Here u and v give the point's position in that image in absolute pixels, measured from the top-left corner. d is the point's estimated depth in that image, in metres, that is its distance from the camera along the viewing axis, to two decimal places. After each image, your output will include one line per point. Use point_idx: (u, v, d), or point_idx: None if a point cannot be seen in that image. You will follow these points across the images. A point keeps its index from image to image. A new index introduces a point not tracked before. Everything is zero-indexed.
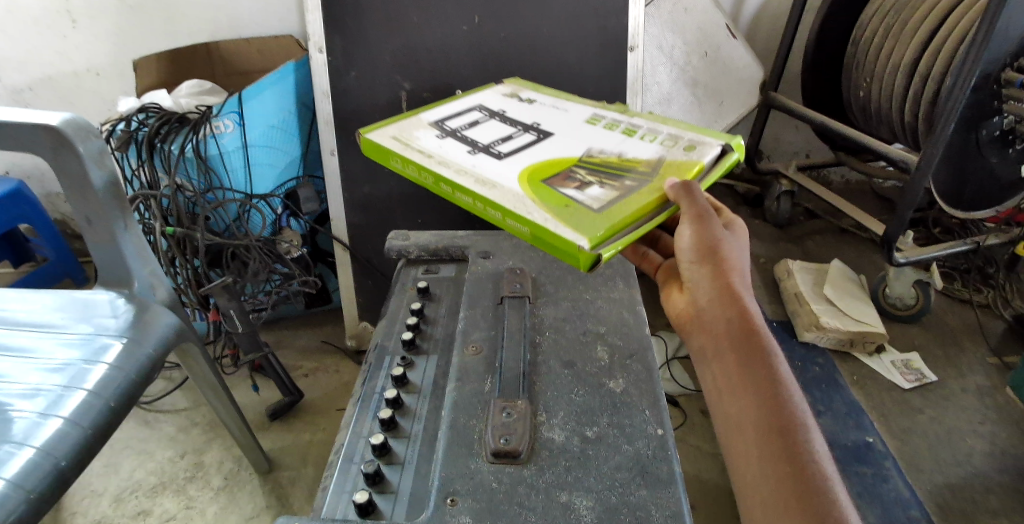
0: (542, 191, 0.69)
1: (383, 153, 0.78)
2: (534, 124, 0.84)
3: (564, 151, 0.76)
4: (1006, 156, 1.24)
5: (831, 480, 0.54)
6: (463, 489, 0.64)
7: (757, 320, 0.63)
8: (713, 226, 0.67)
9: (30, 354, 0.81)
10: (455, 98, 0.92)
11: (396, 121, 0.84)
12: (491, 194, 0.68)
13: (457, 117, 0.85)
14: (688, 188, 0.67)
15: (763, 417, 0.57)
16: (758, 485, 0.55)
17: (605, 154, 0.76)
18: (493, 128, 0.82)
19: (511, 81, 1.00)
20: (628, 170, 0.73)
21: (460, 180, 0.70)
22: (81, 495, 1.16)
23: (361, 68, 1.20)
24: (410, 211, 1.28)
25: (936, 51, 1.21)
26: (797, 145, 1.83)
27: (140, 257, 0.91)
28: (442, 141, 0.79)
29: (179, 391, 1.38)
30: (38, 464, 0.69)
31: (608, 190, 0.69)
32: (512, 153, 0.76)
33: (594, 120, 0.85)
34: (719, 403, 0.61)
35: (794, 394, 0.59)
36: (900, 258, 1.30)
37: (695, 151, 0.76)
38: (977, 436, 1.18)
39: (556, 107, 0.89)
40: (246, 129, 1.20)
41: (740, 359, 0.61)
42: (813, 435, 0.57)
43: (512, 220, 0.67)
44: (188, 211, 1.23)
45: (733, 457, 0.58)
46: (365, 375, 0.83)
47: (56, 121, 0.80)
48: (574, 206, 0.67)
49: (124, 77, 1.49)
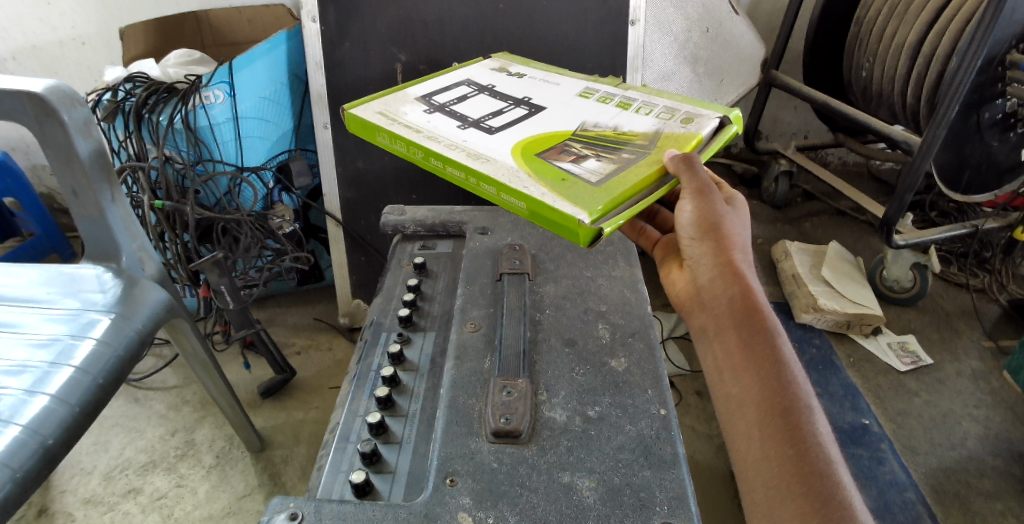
0: (537, 163, 0.67)
1: (368, 128, 0.75)
2: (525, 98, 0.81)
3: (558, 125, 0.74)
4: (1006, 140, 1.23)
5: (833, 460, 0.53)
6: (463, 469, 0.63)
7: (760, 299, 0.62)
8: (713, 202, 0.66)
9: (16, 329, 0.78)
10: (443, 72, 0.89)
11: (381, 95, 0.81)
12: (485, 168, 0.66)
13: (445, 92, 0.83)
14: (689, 161, 0.65)
15: (765, 398, 0.56)
16: (758, 467, 0.54)
17: (600, 127, 0.74)
18: (484, 102, 0.80)
19: (501, 55, 0.97)
20: (625, 143, 0.71)
21: (451, 155, 0.68)
22: (70, 473, 1.14)
23: (354, 39, 1.16)
24: (404, 187, 1.26)
25: (941, 31, 1.19)
26: (795, 125, 1.81)
27: (128, 230, 0.88)
28: (431, 116, 0.76)
29: (169, 369, 1.36)
30: (25, 443, 0.67)
31: (606, 163, 0.68)
32: (503, 127, 0.73)
33: (587, 94, 0.83)
34: (721, 381, 0.60)
35: (797, 374, 0.57)
36: (899, 240, 1.29)
37: (692, 123, 0.74)
38: (972, 419, 1.18)
39: (547, 82, 0.87)
40: (236, 100, 1.17)
41: (741, 338, 0.59)
42: (816, 416, 0.55)
43: (507, 194, 0.65)
44: (177, 184, 1.20)
45: (734, 437, 0.57)
46: (361, 353, 0.82)
47: (40, 87, 0.77)
48: (570, 180, 0.65)
49: (110, 46, 1.45)
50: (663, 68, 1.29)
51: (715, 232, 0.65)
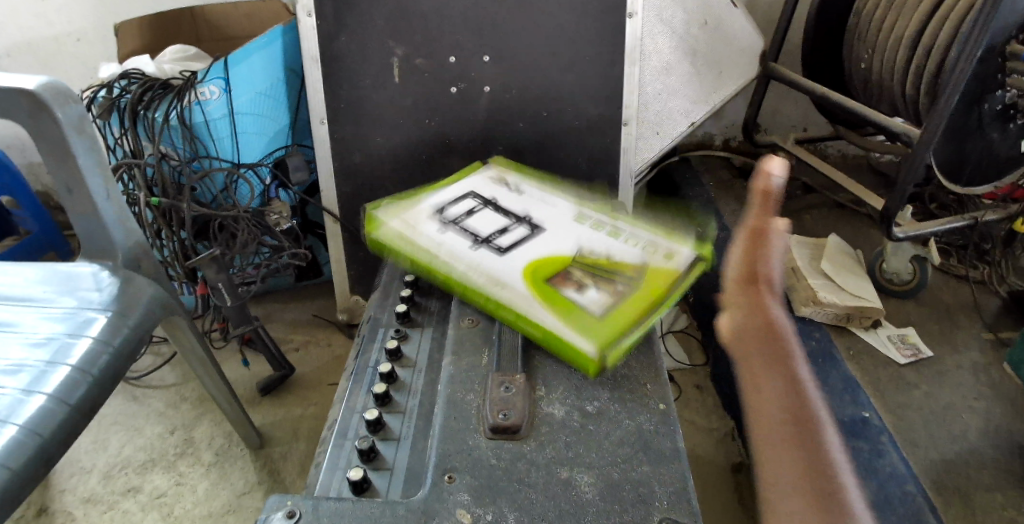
0: (546, 290, 0.76)
1: (391, 247, 0.88)
2: (524, 214, 0.91)
3: (557, 246, 0.83)
4: (1007, 132, 1.23)
5: (841, 474, 0.47)
6: (461, 465, 0.63)
7: (785, 331, 0.56)
8: (772, 243, 0.59)
9: (13, 328, 0.78)
10: (449, 181, 0.99)
11: (399, 207, 0.92)
12: (502, 296, 0.76)
13: (453, 202, 0.93)
14: (765, 182, 0.59)
15: (786, 410, 0.50)
16: (778, 480, 0.47)
17: (595, 253, 0.82)
18: (489, 218, 0.90)
19: (499, 160, 1.06)
20: (617, 274, 0.79)
21: (472, 280, 0.78)
22: (69, 471, 1.14)
23: (351, 30, 1.15)
24: (402, 182, 1.25)
25: (940, 23, 1.18)
26: (795, 117, 1.80)
27: (124, 226, 0.88)
28: (444, 233, 0.86)
29: (168, 366, 1.36)
30: (22, 442, 0.67)
31: (603, 293, 0.76)
32: (511, 247, 0.83)
33: (581, 217, 0.90)
34: (743, 399, 0.54)
35: (812, 393, 0.52)
36: (899, 232, 1.28)
37: (674, 258, 0.81)
38: (972, 412, 1.18)
39: (544, 200, 0.94)
40: (232, 95, 1.16)
41: (763, 358, 0.54)
42: (827, 430, 0.50)
43: (524, 322, 0.74)
44: (174, 181, 1.20)
45: (756, 448, 0.50)
46: (358, 349, 0.82)
47: (33, 85, 0.76)
48: (577, 310, 0.73)
49: (105, 42, 1.44)
50: (662, 61, 1.27)
51: (763, 269, 0.59)
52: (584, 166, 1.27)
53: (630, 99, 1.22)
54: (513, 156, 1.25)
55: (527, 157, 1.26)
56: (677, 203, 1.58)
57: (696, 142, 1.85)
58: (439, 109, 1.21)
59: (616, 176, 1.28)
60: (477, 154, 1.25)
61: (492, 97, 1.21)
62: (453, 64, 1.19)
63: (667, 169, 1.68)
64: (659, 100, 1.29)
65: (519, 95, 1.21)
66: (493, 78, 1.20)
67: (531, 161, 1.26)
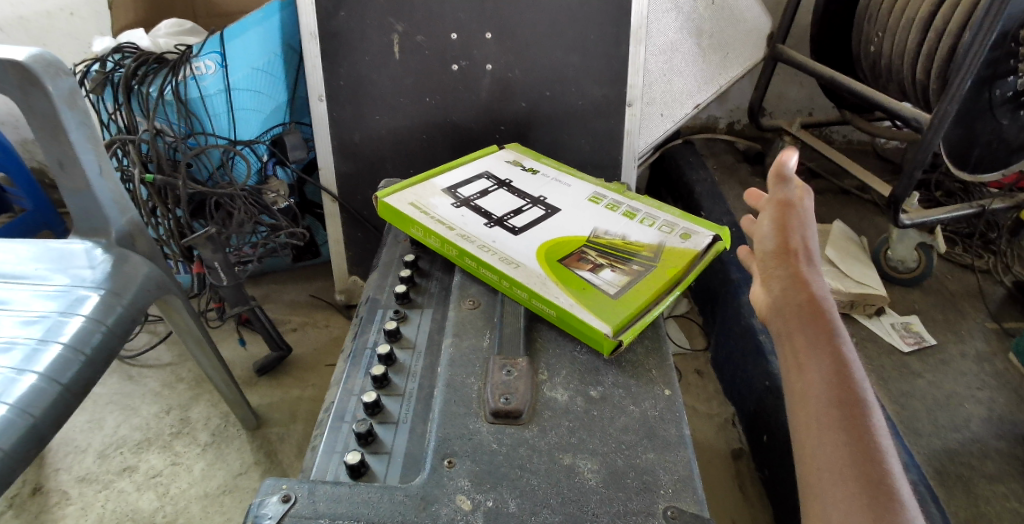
0: (561, 271, 0.76)
1: (403, 220, 0.86)
2: (541, 197, 0.91)
3: (573, 230, 0.84)
4: (1018, 119, 1.19)
5: (887, 451, 0.49)
6: (462, 450, 0.61)
7: (828, 303, 0.59)
8: (799, 214, 0.66)
9: (5, 306, 0.76)
10: (462, 163, 0.99)
11: (411, 185, 0.91)
12: (517, 275, 0.74)
13: (468, 184, 0.93)
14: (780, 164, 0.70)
15: (828, 391, 0.53)
16: (816, 456, 0.50)
17: (611, 235, 0.83)
18: (504, 199, 0.90)
19: (515, 146, 1.06)
20: (634, 255, 0.79)
21: (486, 257, 0.77)
22: (64, 451, 1.13)
23: (351, 8, 1.12)
24: (401, 162, 1.23)
25: (953, 5, 1.15)
26: (800, 101, 1.78)
27: (118, 205, 0.85)
28: (460, 211, 0.86)
29: (164, 345, 1.35)
30: (13, 422, 0.65)
31: (620, 274, 0.76)
32: (525, 228, 0.83)
33: (596, 198, 0.91)
34: (788, 380, 0.56)
35: (858, 372, 0.54)
36: (905, 219, 1.26)
37: (689, 239, 0.82)
38: (976, 401, 1.17)
39: (559, 182, 0.95)
40: (228, 71, 1.14)
41: (806, 335, 0.56)
42: (873, 409, 0.52)
43: (538, 301, 0.72)
44: (169, 157, 1.19)
45: (799, 427, 0.53)
46: (356, 330, 0.81)
47: (24, 56, 0.74)
48: (593, 291, 0.73)
49: (99, 16, 1.41)
50: (670, 42, 1.23)
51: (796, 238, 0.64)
52: (587, 148, 1.24)
53: (635, 80, 1.20)
54: (515, 137, 1.23)
55: (529, 139, 1.23)
56: (680, 187, 1.56)
57: (700, 126, 1.83)
58: (440, 88, 1.18)
59: (619, 159, 1.25)
60: (479, 134, 1.22)
61: (495, 76, 1.18)
62: (454, 41, 1.16)
63: (670, 152, 1.66)
64: (665, 80, 1.26)
65: (523, 75, 1.19)
66: (496, 57, 1.17)
67: (534, 142, 1.23)
